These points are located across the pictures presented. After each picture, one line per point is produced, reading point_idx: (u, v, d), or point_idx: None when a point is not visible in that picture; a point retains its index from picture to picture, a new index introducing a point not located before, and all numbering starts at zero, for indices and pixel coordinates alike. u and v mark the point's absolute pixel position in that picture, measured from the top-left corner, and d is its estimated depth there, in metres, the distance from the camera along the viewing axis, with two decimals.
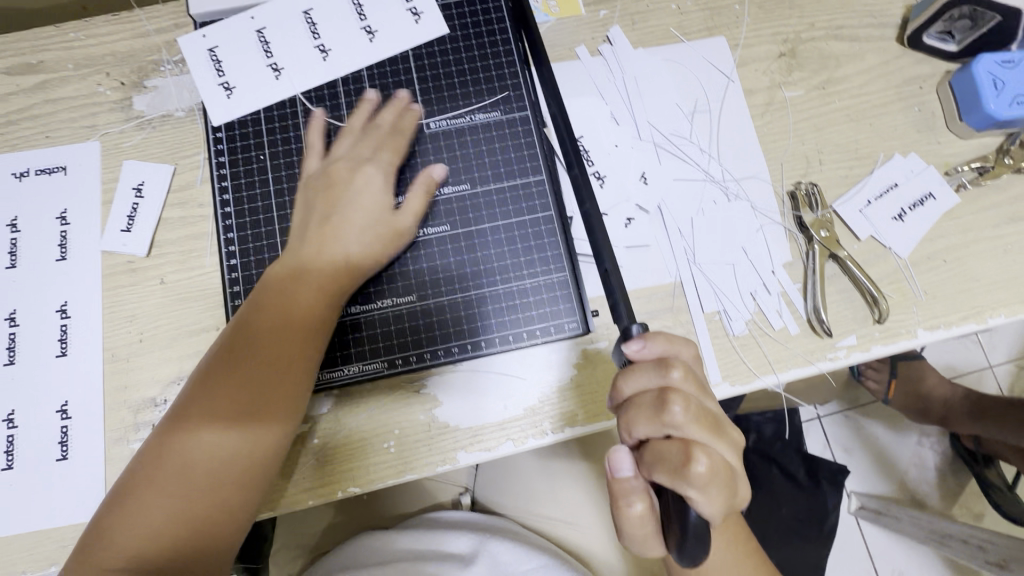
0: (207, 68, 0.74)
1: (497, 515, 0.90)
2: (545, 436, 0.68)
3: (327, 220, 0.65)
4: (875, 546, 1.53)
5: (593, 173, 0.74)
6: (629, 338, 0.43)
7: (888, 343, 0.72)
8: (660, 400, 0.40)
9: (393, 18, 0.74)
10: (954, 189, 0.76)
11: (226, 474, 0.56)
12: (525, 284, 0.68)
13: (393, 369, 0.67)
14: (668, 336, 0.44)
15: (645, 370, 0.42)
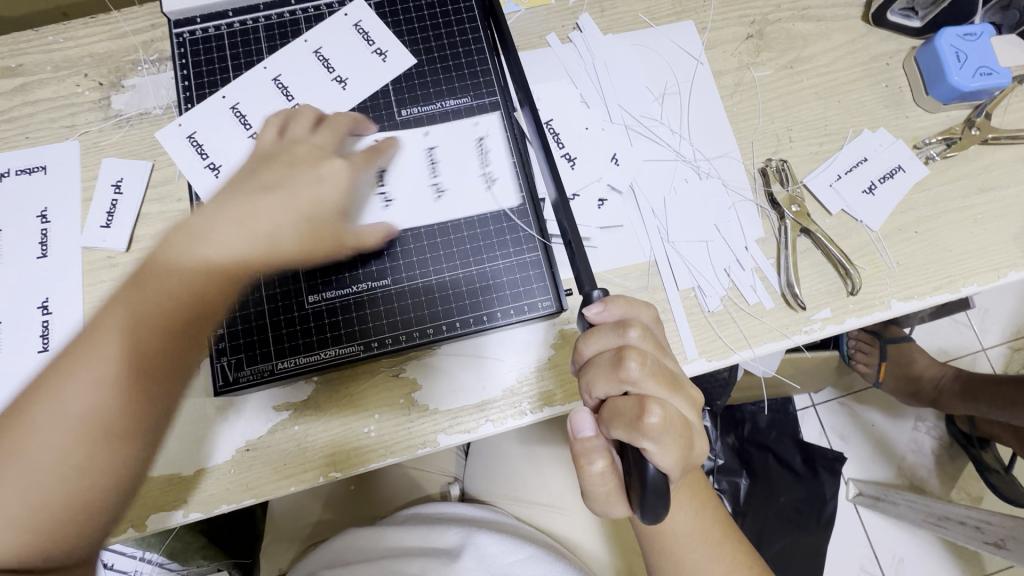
0: (189, 154, 0.69)
1: (485, 507, 0.89)
2: (524, 416, 0.69)
3: (318, 185, 0.58)
4: (874, 532, 1.53)
5: (564, 154, 0.75)
6: (590, 301, 0.43)
7: (863, 316, 0.73)
8: (618, 357, 0.41)
9: (354, 63, 0.73)
10: (923, 161, 0.77)
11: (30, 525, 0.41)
12: (498, 264, 0.69)
13: (369, 351, 0.66)
14: (628, 298, 0.45)
15: (605, 331, 0.43)
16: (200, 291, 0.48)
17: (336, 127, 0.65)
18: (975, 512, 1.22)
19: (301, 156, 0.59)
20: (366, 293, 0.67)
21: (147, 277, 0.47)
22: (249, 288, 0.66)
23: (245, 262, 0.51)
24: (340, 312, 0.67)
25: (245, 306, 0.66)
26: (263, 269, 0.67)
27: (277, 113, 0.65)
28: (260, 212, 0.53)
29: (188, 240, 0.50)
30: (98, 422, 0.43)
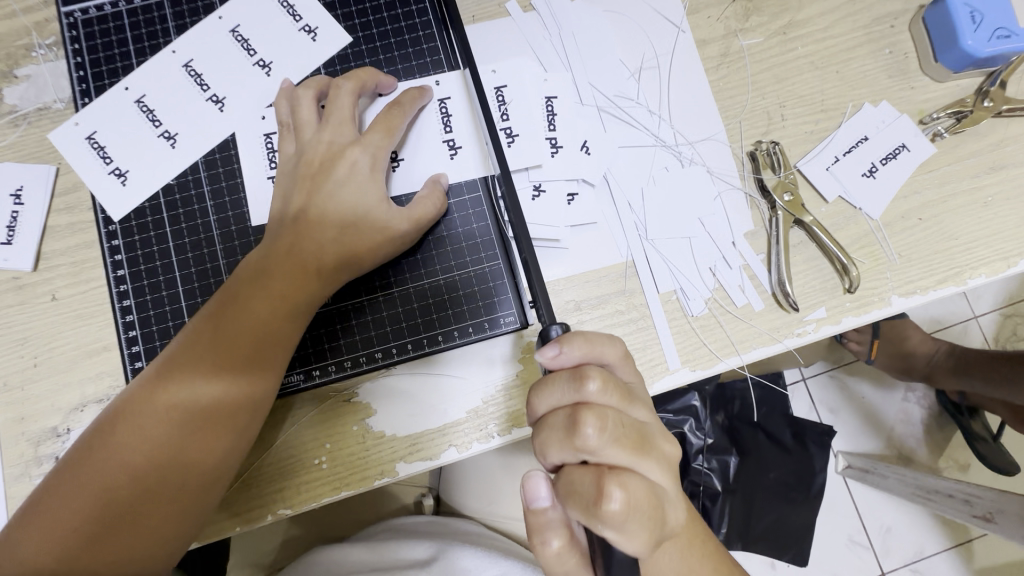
0: (89, 159, 0.59)
1: (458, 519, 0.84)
2: (491, 440, 0.62)
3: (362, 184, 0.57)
4: (864, 505, 1.46)
5: (505, 129, 0.66)
6: (543, 346, 0.38)
7: (861, 315, 0.66)
8: (572, 422, 0.36)
9: (279, 42, 0.62)
10: (930, 139, 0.69)
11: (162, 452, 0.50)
12: (453, 276, 0.64)
13: (311, 380, 0.62)
14: (588, 337, 0.39)
15: (559, 385, 0.38)
16: (297, 277, 0.55)
17: (340, 103, 0.58)
18: (966, 485, 1.19)
19: (323, 161, 0.57)
20: (367, 296, 0.63)
21: (211, 336, 0.53)
22: (168, 314, 0.58)
23: (274, 337, 0.54)
24: (337, 320, 0.63)
25: (166, 335, 0.58)
26: (184, 291, 0.58)
27: (313, 85, 0.59)
28: (277, 284, 0.54)
29: (233, 316, 0.53)
30: (182, 453, 0.51)
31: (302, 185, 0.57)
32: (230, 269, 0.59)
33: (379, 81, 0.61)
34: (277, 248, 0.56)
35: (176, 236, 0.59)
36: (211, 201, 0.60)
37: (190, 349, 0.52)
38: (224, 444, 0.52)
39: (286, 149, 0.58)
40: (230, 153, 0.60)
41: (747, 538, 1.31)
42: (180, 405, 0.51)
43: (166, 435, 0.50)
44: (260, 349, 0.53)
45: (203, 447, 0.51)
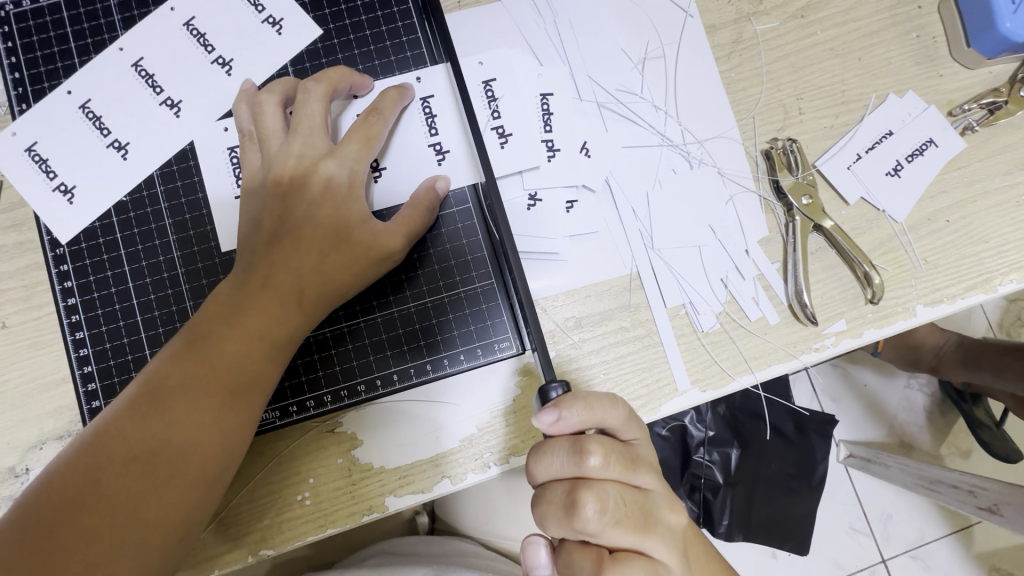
0: (30, 173, 0.53)
1: (457, 539, 0.80)
2: (488, 470, 0.57)
3: (352, 178, 0.52)
4: (867, 495, 1.19)
5: (497, 129, 0.60)
6: (541, 411, 0.37)
7: (884, 327, 0.61)
8: (572, 502, 0.38)
9: (241, 37, 0.56)
10: (960, 133, 0.63)
11: (147, 458, 0.46)
12: (442, 297, 0.58)
13: (288, 417, 0.57)
14: (589, 400, 0.39)
15: (558, 454, 0.39)
16: (291, 275, 0.50)
17: (310, 108, 0.52)
18: (969, 475, 0.98)
19: (292, 176, 0.51)
20: (349, 323, 0.58)
21: (201, 339, 0.49)
22: (127, 346, 0.52)
23: (249, 376, 0.49)
24: (316, 349, 0.57)
25: (125, 369, 0.52)
26: (143, 320, 0.53)
27: (276, 91, 0.53)
28: (254, 315, 0.49)
29: (202, 352, 0.48)
30: (167, 459, 0.46)
31: (272, 205, 0.51)
32: (194, 294, 0.53)
33: (352, 81, 0.55)
34: (250, 277, 0.50)
35: (132, 259, 0.53)
36: (169, 218, 0.53)
37: (155, 392, 0.47)
38: (194, 495, 0.47)
39: (250, 162, 0.52)
40: (189, 163, 0.54)
41: (750, 529, 1.08)
42: (144, 454, 0.46)
43: (153, 440, 0.46)
44: (233, 390, 0.48)
45: (169, 500, 0.46)
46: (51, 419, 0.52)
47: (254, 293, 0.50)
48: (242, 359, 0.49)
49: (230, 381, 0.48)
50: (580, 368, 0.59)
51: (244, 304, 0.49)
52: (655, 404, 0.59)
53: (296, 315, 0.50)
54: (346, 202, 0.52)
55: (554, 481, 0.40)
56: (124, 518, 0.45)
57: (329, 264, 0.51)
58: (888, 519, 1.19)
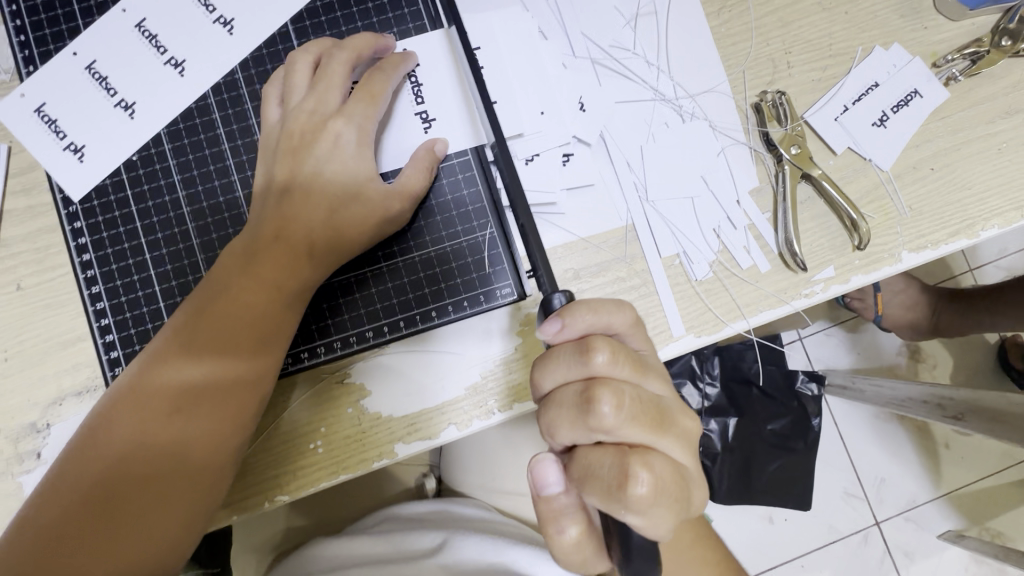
0: (39, 134, 0.54)
1: (459, 502, 0.81)
2: (492, 416, 0.59)
3: (353, 136, 0.54)
4: (861, 455, 1.22)
5: (483, 98, 0.61)
6: (545, 323, 0.40)
7: (870, 272, 0.63)
8: (585, 398, 0.38)
9: None
10: (944, 83, 0.65)
11: (174, 414, 0.48)
12: (446, 247, 0.60)
13: (300, 364, 0.59)
14: (592, 307, 0.41)
15: (564, 359, 0.40)
16: (293, 232, 0.52)
17: (331, 72, 0.54)
18: (939, 386, 0.96)
19: (304, 134, 0.53)
20: (355, 274, 0.59)
21: (217, 298, 0.51)
22: (142, 299, 0.54)
23: (266, 325, 0.51)
24: (322, 298, 0.59)
25: (140, 321, 0.54)
26: (156, 274, 0.54)
27: (309, 49, 0.55)
28: (266, 268, 0.51)
29: (220, 309, 0.50)
30: (193, 415, 0.48)
31: (282, 158, 0.54)
32: (205, 248, 0.55)
33: (375, 48, 0.56)
34: (262, 233, 0.52)
35: (143, 215, 0.55)
36: (178, 175, 0.55)
37: (183, 347, 0.49)
38: (228, 439, 0.49)
39: (270, 115, 0.55)
40: (194, 121, 0.55)
41: (749, 487, 1.10)
42: (172, 413, 0.48)
43: (177, 396, 0.48)
44: (260, 339, 0.51)
45: (207, 447, 0.48)
46: (69, 374, 0.53)
47: (268, 249, 0.52)
48: (258, 315, 0.51)
49: (248, 335, 0.50)
50: None
51: (254, 262, 0.51)
52: None
53: (302, 271, 0.52)
54: (350, 161, 0.54)
55: (564, 385, 0.40)
56: (170, 464, 0.47)
57: (330, 222, 0.53)
58: (883, 485, 1.22)
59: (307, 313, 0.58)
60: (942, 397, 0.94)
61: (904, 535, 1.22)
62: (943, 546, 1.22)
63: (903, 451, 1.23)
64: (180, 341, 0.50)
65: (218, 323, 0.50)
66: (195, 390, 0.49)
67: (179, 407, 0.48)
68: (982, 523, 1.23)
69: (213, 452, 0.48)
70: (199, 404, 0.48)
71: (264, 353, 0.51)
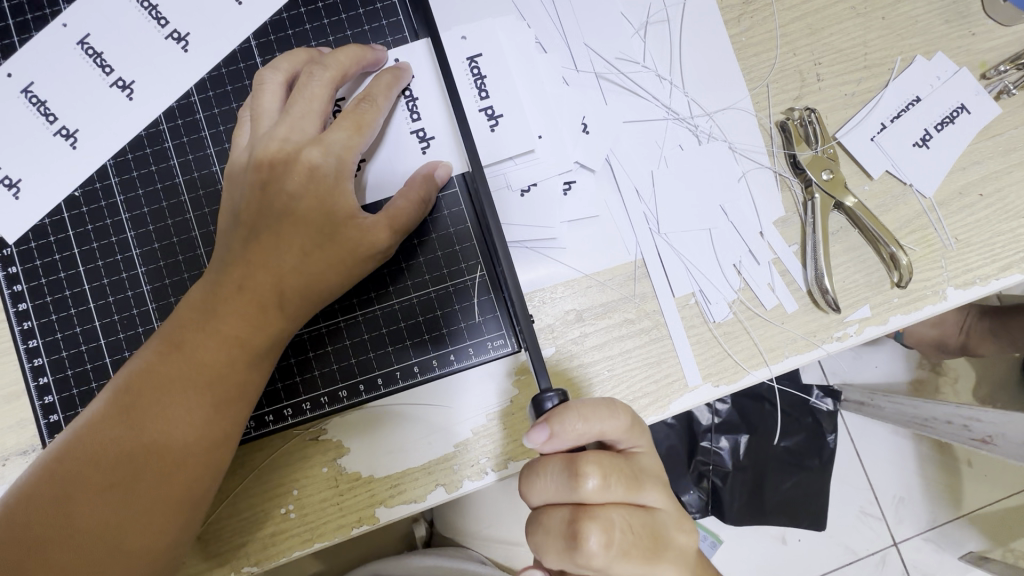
0: None
1: (462, 557, 0.75)
2: (484, 477, 0.53)
3: (331, 166, 0.46)
4: (884, 486, 1.14)
5: (485, 111, 0.55)
6: (532, 431, 0.34)
7: (911, 313, 0.56)
8: (574, 533, 0.34)
9: (200, 9, 0.50)
10: (994, 97, 0.58)
11: (116, 484, 0.41)
12: (429, 293, 0.53)
13: (264, 428, 0.52)
14: (585, 412, 0.35)
15: (552, 477, 0.35)
16: (261, 278, 0.45)
17: (310, 93, 0.47)
18: (967, 406, 0.88)
19: (275, 165, 0.46)
20: (328, 324, 0.53)
21: (172, 348, 0.44)
22: (85, 354, 0.48)
23: (228, 385, 0.44)
24: (293, 352, 0.53)
25: (84, 379, 0.48)
26: (102, 325, 0.48)
27: (285, 66, 0.48)
28: (228, 319, 0.44)
29: (175, 362, 0.43)
30: (139, 487, 0.42)
31: (251, 191, 0.47)
32: (157, 296, 0.48)
33: (364, 61, 0.49)
34: (225, 278, 0.45)
35: (87, 258, 0.48)
36: (126, 212, 0.49)
37: (132, 406, 0.43)
38: (179, 520, 0.42)
39: (239, 140, 0.48)
40: (144, 150, 0.49)
41: (762, 511, 1.03)
42: (114, 483, 0.41)
43: (121, 464, 0.42)
44: (220, 400, 0.44)
45: (153, 527, 0.42)
46: (14, 432, 0.47)
47: (229, 298, 0.45)
48: (217, 373, 0.44)
49: (204, 395, 0.43)
50: (583, 365, 0.54)
51: (214, 309, 0.44)
52: (663, 401, 0.54)
53: (271, 322, 0.45)
54: (327, 194, 0.46)
55: (549, 505, 0.36)
56: (105, 551, 0.41)
57: (303, 268, 0.46)
58: (901, 503, 1.14)
59: (274, 370, 0.52)
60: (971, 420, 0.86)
61: (931, 570, 1.14)
62: None
63: (927, 474, 1.15)
64: (127, 397, 0.43)
65: (170, 379, 0.43)
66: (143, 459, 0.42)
67: (122, 476, 0.41)
68: (1005, 543, 1.16)
69: (160, 531, 0.42)
70: (147, 475, 0.42)
71: (224, 417, 0.44)
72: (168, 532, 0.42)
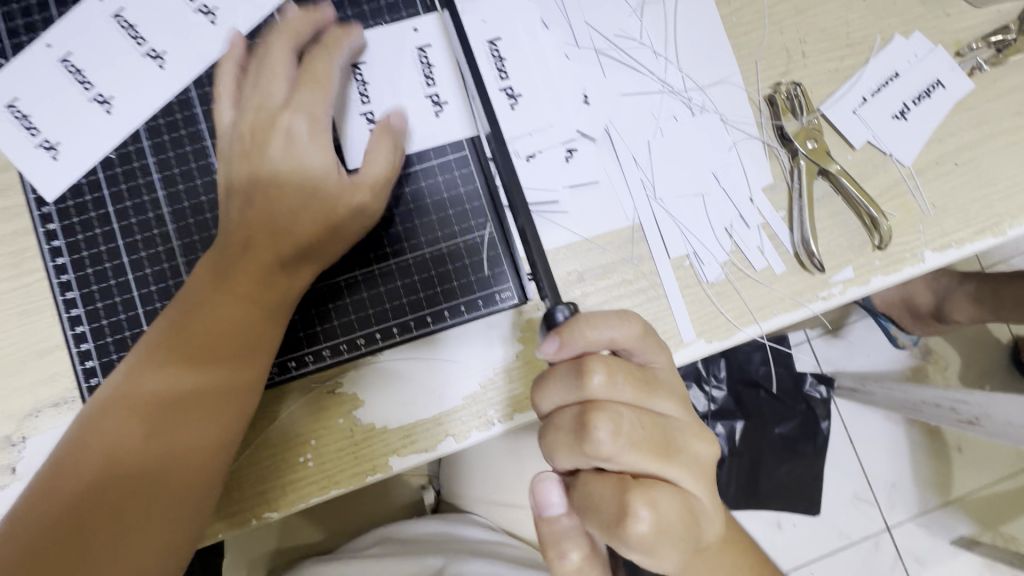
0: (11, 130, 0.51)
1: (467, 521, 0.79)
2: (492, 427, 0.56)
3: None
4: (874, 463, 1.18)
5: (505, 91, 0.58)
6: (543, 341, 0.38)
7: (891, 274, 0.60)
8: (582, 425, 0.36)
9: None
10: (968, 73, 0.62)
11: (154, 432, 0.45)
12: (442, 249, 0.57)
13: (287, 373, 0.55)
14: (591, 321, 0.38)
15: (560, 379, 0.39)
16: (279, 237, 0.49)
17: (271, 60, 0.51)
18: (952, 389, 0.91)
19: (291, 126, 0.49)
20: (346, 277, 0.56)
21: (196, 308, 0.48)
22: (119, 305, 0.51)
23: (251, 335, 0.48)
24: (314, 303, 0.56)
25: (118, 329, 0.51)
26: (135, 278, 0.51)
27: (295, 38, 0.52)
28: (248, 277, 0.48)
29: (200, 319, 0.47)
30: (177, 432, 0.45)
31: (241, 160, 0.50)
32: (186, 251, 0.52)
33: (366, 40, 0.53)
34: (245, 238, 0.49)
35: (121, 215, 0.52)
36: (158, 173, 0.52)
37: (160, 362, 0.46)
38: (219, 456, 0.46)
39: (251, 102, 0.50)
40: (175, 116, 0.52)
41: (755, 494, 1.07)
42: (151, 432, 0.45)
43: (156, 414, 0.45)
44: (246, 348, 0.48)
45: (194, 465, 0.45)
46: (48, 384, 0.50)
47: (258, 249, 0.49)
48: (242, 325, 0.48)
49: (232, 345, 0.47)
50: None
51: (234, 270, 0.48)
52: None
53: (289, 278, 0.49)
54: (343, 158, 0.50)
55: (563, 409, 0.39)
56: (149, 490, 0.44)
57: (323, 223, 0.50)
58: (893, 488, 1.18)
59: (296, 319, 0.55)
60: (958, 402, 0.88)
61: (919, 545, 1.18)
62: (960, 557, 1.18)
63: (915, 453, 1.19)
64: (156, 356, 0.46)
65: (197, 335, 0.47)
66: (177, 407, 0.46)
67: (159, 424, 0.45)
68: (994, 525, 1.19)
69: (201, 469, 0.45)
70: (182, 420, 0.45)
71: (250, 363, 0.48)
72: (207, 469, 0.46)
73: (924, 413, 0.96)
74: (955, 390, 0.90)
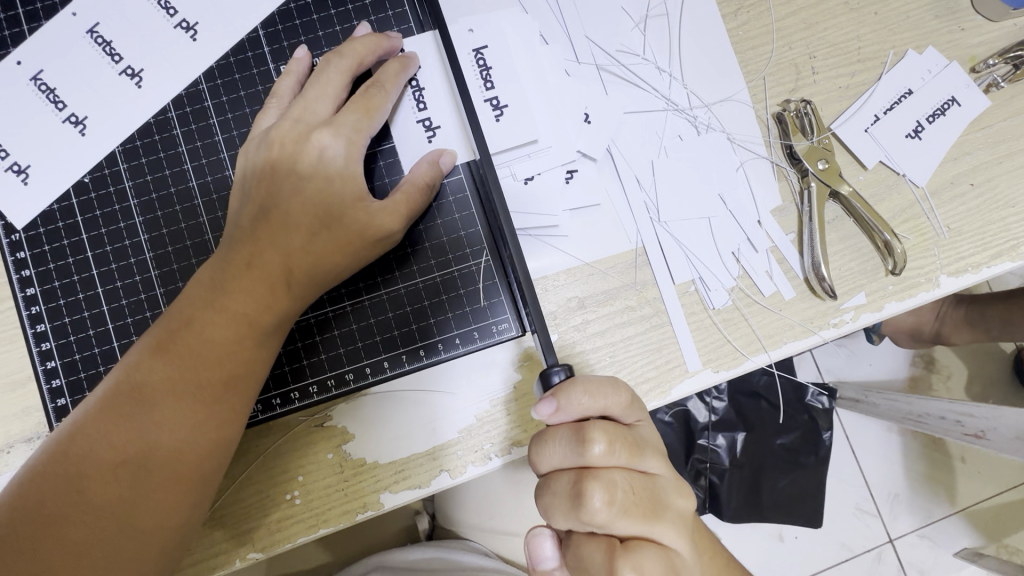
0: None
1: (462, 549, 0.75)
2: (488, 462, 0.53)
3: (338, 149, 0.47)
4: (880, 480, 1.15)
5: (491, 100, 0.56)
6: (539, 403, 0.36)
7: (905, 300, 0.57)
8: (577, 493, 0.36)
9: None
10: (984, 90, 0.59)
11: (129, 459, 0.42)
12: (435, 278, 0.54)
13: (271, 411, 0.53)
14: (590, 389, 0.37)
15: (560, 443, 0.37)
16: (270, 258, 0.46)
17: (325, 78, 0.48)
18: (957, 401, 0.88)
19: (285, 145, 0.47)
20: (334, 307, 0.54)
21: (182, 327, 0.44)
22: (93, 338, 0.48)
23: (238, 363, 0.45)
24: (300, 336, 0.53)
25: (91, 363, 0.48)
26: (110, 310, 0.48)
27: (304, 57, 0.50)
28: (239, 297, 0.45)
29: (185, 340, 0.44)
30: (152, 462, 0.42)
31: (263, 170, 0.48)
32: (165, 281, 0.49)
33: (379, 49, 0.50)
34: (235, 256, 0.46)
35: (95, 244, 0.49)
36: (134, 198, 0.49)
37: (143, 383, 0.43)
38: (192, 494, 0.43)
39: (257, 121, 0.49)
40: (153, 137, 0.50)
41: (760, 507, 1.03)
42: (125, 459, 0.42)
43: (132, 439, 0.42)
44: (231, 377, 0.44)
45: (166, 500, 0.42)
46: (19, 420, 0.47)
47: (241, 275, 0.45)
48: (228, 350, 0.44)
49: (216, 372, 0.44)
50: (585, 350, 0.55)
51: (224, 289, 0.45)
52: (665, 387, 0.55)
53: (280, 302, 0.46)
54: (336, 177, 0.47)
55: (558, 472, 0.38)
56: (115, 528, 0.41)
57: (310, 250, 0.46)
58: (899, 504, 1.15)
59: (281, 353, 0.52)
60: (965, 415, 0.86)
61: (926, 563, 1.15)
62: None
63: (921, 469, 1.17)
64: (138, 375, 0.43)
65: (181, 358, 0.44)
66: (155, 435, 0.42)
67: (135, 452, 0.42)
68: (1001, 542, 1.16)
69: (173, 505, 0.42)
70: (158, 450, 0.42)
71: (234, 394, 0.45)
72: (181, 506, 0.43)
73: (929, 424, 0.92)
74: (959, 403, 0.87)
